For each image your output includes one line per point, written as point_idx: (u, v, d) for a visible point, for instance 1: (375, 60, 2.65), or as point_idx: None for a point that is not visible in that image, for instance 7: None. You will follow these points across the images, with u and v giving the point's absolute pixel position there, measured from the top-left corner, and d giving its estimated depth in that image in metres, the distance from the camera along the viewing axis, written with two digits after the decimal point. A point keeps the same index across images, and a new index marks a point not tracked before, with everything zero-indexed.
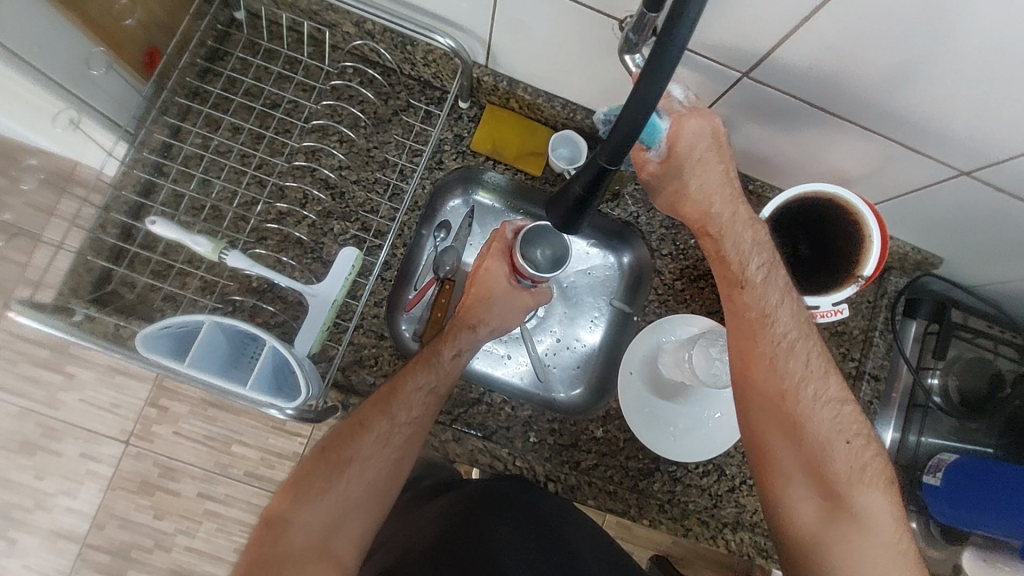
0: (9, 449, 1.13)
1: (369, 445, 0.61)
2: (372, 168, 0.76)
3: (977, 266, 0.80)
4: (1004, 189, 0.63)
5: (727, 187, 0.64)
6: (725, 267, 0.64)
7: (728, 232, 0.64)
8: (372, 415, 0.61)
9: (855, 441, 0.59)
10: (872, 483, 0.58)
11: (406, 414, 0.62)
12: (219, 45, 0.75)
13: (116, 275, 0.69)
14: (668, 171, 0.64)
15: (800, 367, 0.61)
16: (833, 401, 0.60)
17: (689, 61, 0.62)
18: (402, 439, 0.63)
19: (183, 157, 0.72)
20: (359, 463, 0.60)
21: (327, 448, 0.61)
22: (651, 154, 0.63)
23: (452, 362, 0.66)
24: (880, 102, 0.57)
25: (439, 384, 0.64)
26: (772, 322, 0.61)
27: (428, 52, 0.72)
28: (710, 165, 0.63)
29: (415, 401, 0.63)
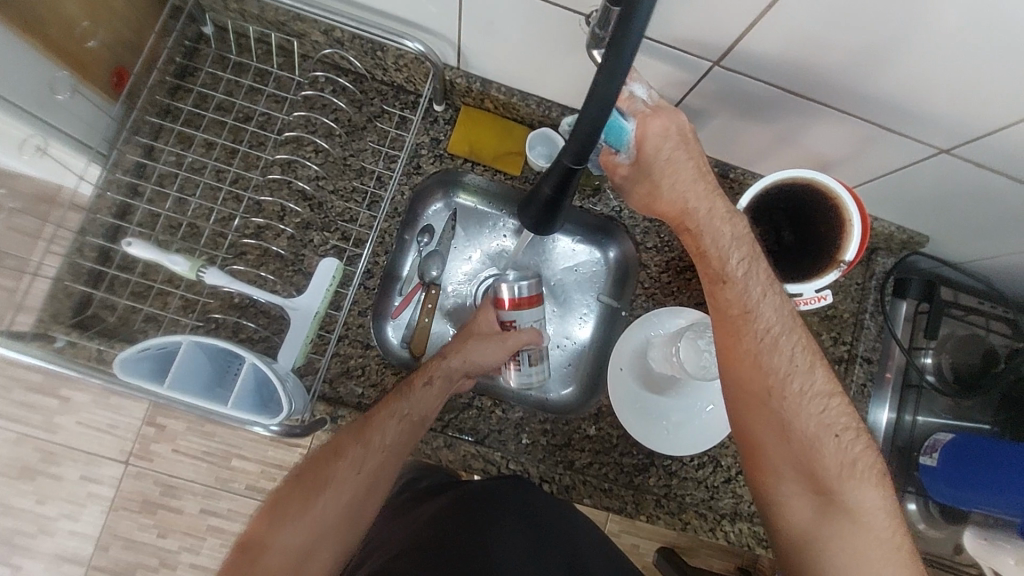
0: (10, 476, 1.12)
1: (343, 470, 0.60)
2: (349, 176, 0.75)
3: (965, 243, 0.79)
4: (984, 166, 0.62)
5: (701, 181, 0.62)
6: (704, 261, 0.62)
7: (706, 226, 0.62)
8: (348, 443, 0.62)
9: (844, 436, 0.58)
10: (863, 477, 0.57)
11: (382, 436, 0.63)
12: (188, 61, 0.74)
13: (96, 298, 0.69)
14: (641, 171, 0.64)
15: (785, 362, 0.59)
16: (819, 394, 0.59)
17: (658, 53, 0.61)
18: (380, 466, 0.62)
19: (157, 177, 0.72)
20: (334, 486, 0.59)
21: (301, 476, 0.61)
22: (621, 156, 0.64)
23: (425, 387, 0.67)
24: (854, 83, 0.57)
25: (421, 405, 0.67)
26: (755, 315, 0.59)
27: (398, 57, 0.71)
28: (682, 160, 0.61)
29: (389, 424, 0.64)
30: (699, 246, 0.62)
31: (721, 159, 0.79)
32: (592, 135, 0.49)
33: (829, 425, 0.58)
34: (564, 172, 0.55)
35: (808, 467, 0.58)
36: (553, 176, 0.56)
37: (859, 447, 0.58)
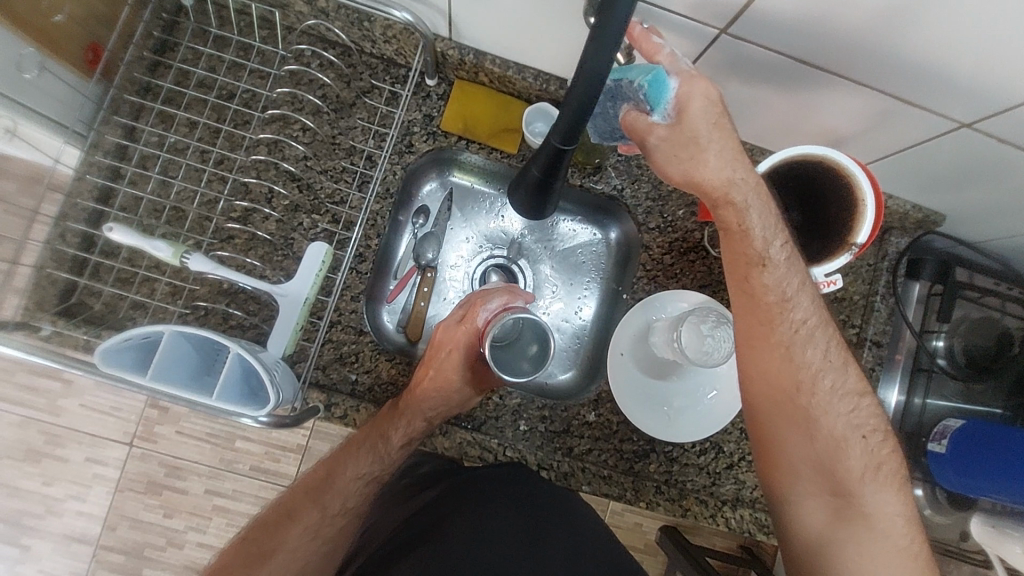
0: (16, 458, 1.13)
1: (296, 535, 0.62)
2: (338, 155, 0.72)
3: (983, 221, 0.76)
4: (1008, 141, 0.58)
5: (739, 153, 0.54)
6: (745, 242, 0.55)
7: (751, 203, 0.54)
8: (303, 503, 0.63)
9: (871, 438, 0.57)
10: (885, 484, 0.56)
11: (339, 501, 0.64)
12: (167, 35, 0.71)
13: (81, 285, 0.67)
14: (678, 139, 0.53)
15: (818, 356, 0.57)
16: (850, 393, 0.57)
17: (660, 19, 0.56)
18: (332, 532, 0.64)
19: (139, 158, 0.69)
20: (283, 553, 0.61)
21: (252, 539, 0.62)
22: (656, 118, 0.53)
23: (401, 450, 0.66)
24: (872, 52, 0.53)
25: (403, 435, 0.65)
26: (796, 309, 0.56)
27: (386, 28, 0.68)
28: (726, 125, 0.53)
29: (348, 486, 0.64)
30: (739, 232, 0.55)
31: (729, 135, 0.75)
32: (577, 118, 0.51)
33: (856, 428, 0.57)
34: (553, 153, 0.58)
35: (834, 474, 0.56)
36: (541, 156, 0.60)
37: (884, 452, 0.57)
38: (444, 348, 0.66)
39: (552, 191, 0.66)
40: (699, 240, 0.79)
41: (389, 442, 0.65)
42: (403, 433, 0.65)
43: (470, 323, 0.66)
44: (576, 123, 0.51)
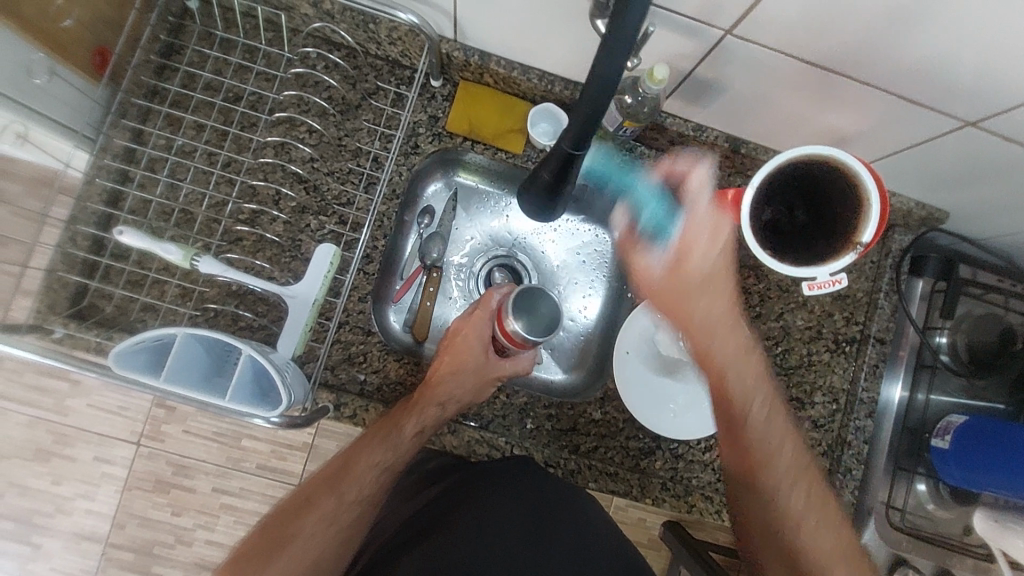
0: (25, 458, 1.14)
1: (312, 522, 0.59)
2: (344, 157, 0.73)
3: (986, 219, 0.76)
4: (1013, 139, 0.59)
5: (727, 257, 0.64)
6: (697, 325, 0.64)
7: (701, 292, 0.64)
8: (319, 490, 0.61)
9: (829, 524, 0.58)
10: (817, 527, 0.58)
11: (355, 490, 0.62)
12: (173, 38, 0.71)
13: (92, 288, 0.67)
14: (669, 288, 0.65)
15: (774, 440, 0.61)
16: (806, 479, 0.60)
17: (661, 19, 0.56)
18: (350, 521, 0.61)
19: (147, 161, 0.70)
20: (300, 541, 0.58)
21: (268, 526, 0.59)
22: (654, 259, 0.67)
23: (413, 439, 0.67)
24: (877, 52, 0.53)
25: (414, 422, 0.67)
26: (739, 362, 0.63)
27: (392, 30, 0.68)
28: (699, 220, 0.63)
29: (364, 476, 0.63)
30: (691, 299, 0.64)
31: (734, 134, 0.74)
32: (587, 123, 0.52)
33: (792, 473, 0.60)
34: (563, 158, 0.59)
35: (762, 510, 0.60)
36: (552, 162, 0.61)
37: (819, 504, 0.59)
38: (458, 339, 0.71)
39: (560, 195, 0.67)
40: None
41: (404, 433, 0.66)
42: (418, 421, 0.67)
43: (485, 307, 0.72)
44: (585, 129, 0.52)
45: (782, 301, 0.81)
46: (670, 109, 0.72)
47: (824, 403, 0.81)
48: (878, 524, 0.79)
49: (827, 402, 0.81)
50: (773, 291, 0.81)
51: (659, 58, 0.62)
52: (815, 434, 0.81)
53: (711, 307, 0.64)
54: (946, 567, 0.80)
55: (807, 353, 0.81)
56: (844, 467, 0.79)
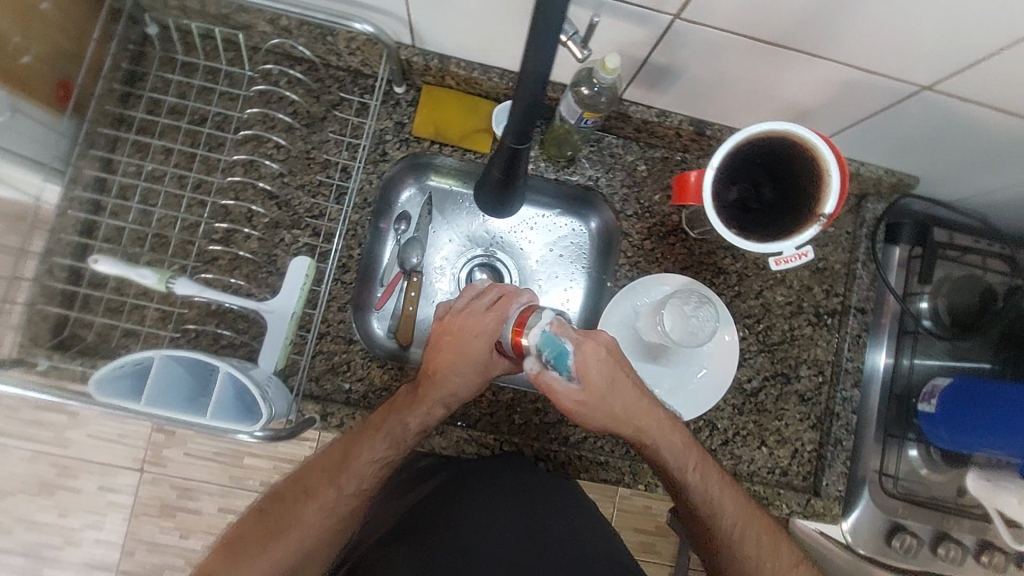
0: (29, 493, 1.15)
1: (311, 512, 0.59)
2: (313, 170, 0.73)
3: (956, 181, 0.76)
4: (970, 100, 0.59)
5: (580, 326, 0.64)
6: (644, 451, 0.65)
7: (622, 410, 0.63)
8: (318, 479, 0.61)
9: (761, 535, 0.63)
10: (775, 553, 0.62)
11: (355, 482, 0.62)
12: (135, 65, 0.72)
13: (72, 318, 0.68)
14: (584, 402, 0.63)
15: (701, 473, 0.64)
16: (735, 499, 0.64)
17: (611, 9, 0.56)
18: (348, 511, 0.61)
19: (118, 189, 0.70)
20: (299, 529, 0.59)
21: (264, 512, 0.59)
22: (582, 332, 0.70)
23: (416, 435, 0.65)
24: (826, 26, 0.52)
25: (414, 419, 0.64)
26: (682, 464, 0.64)
27: (350, 40, 0.68)
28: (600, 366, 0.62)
29: (365, 469, 0.62)
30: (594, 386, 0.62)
31: (697, 116, 0.74)
32: (524, 117, 0.53)
33: (750, 534, 0.63)
34: (510, 153, 0.60)
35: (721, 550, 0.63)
36: (500, 158, 0.62)
37: (772, 535, 0.63)
38: (462, 334, 0.65)
39: (516, 187, 0.67)
40: (677, 222, 0.81)
41: (407, 429, 0.64)
42: (420, 420, 0.65)
43: (501, 307, 0.65)
44: (525, 120, 0.53)
45: (760, 278, 0.81)
46: (632, 97, 0.73)
47: (810, 376, 0.81)
48: (870, 490, 0.79)
49: (813, 374, 0.81)
50: (750, 269, 0.81)
51: (614, 47, 0.63)
52: (803, 408, 0.81)
53: (626, 386, 0.64)
54: (943, 530, 0.80)
55: (790, 328, 0.82)
56: (836, 440, 0.79)
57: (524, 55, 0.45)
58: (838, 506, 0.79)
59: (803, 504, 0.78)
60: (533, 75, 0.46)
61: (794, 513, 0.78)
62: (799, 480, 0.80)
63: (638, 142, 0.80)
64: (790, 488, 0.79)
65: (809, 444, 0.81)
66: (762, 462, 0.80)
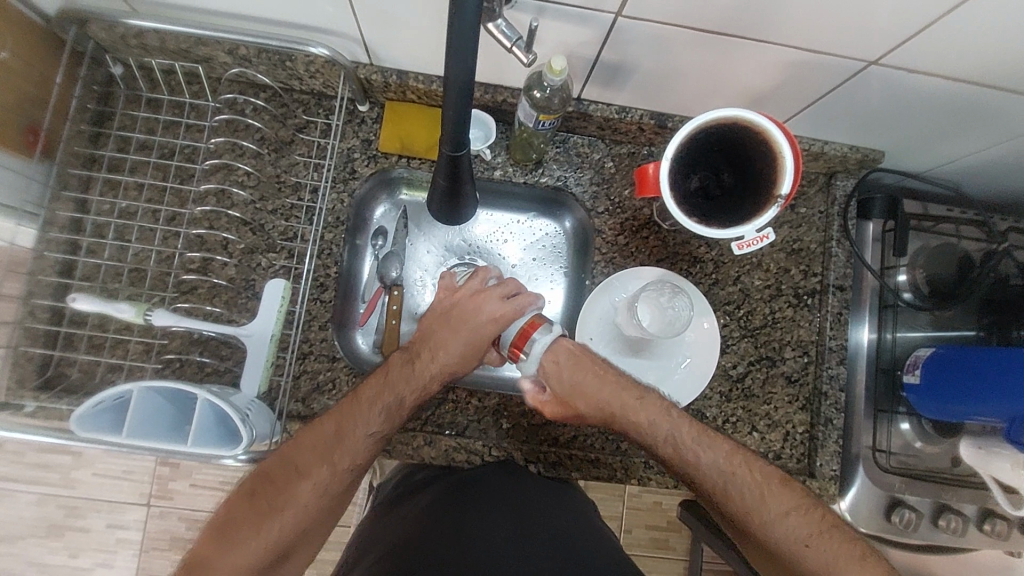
0: (39, 536, 1.15)
1: (307, 491, 0.59)
2: (284, 194, 0.75)
3: (922, 152, 0.77)
4: (921, 69, 0.59)
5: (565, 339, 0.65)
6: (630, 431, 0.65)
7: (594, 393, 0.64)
8: (309, 458, 0.59)
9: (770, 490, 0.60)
10: (766, 497, 0.60)
11: (349, 459, 0.61)
12: (102, 106, 0.74)
13: (57, 358, 0.69)
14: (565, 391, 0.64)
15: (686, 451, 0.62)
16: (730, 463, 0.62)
17: (553, 12, 0.57)
18: (343, 486, 0.61)
19: (93, 227, 0.72)
20: (293, 509, 0.58)
21: (255, 493, 0.58)
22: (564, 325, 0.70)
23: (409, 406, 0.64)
24: (767, 13, 0.53)
25: (410, 392, 0.64)
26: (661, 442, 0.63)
27: (309, 63, 0.70)
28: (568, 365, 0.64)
29: (359, 444, 0.61)
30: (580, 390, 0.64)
31: (657, 110, 0.75)
32: (457, 130, 0.54)
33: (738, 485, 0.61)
34: (449, 162, 0.61)
35: (718, 503, 0.62)
36: (441, 167, 0.63)
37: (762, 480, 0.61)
38: (470, 312, 0.67)
39: (462, 196, 0.68)
40: (649, 216, 0.81)
41: (402, 405, 0.64)
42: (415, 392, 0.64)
43: (514, 304, 0.65)
44: (457, 129, 0.53)
45: (736, 265, 0.82)
46: (590, 96, 0.74)
47: (795, 357, 0.81)
48: (866, 467, 0.79)
49: (797, 355, 0.81)
50: (725, 256, 0.82)
51: (564, 48, 0.64)
52: (791, 390, 0.81)
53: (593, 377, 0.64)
54: (945, 502, 0.79)
55: (770, 312, 0.82)
56: (826, 419, 0.79)
57: (445, 68, 0.45)
58: (835, 485, 0.79)
59: (798, 486, 0.78)
60: (458, 86, 0.47)
61: None
62: (794, 462, 0.80)
63: (603, 139, 0.81)
64: (785, 471, 0.79)
65: (800, 425, 0.80)
66: (754, 447, 0.79)
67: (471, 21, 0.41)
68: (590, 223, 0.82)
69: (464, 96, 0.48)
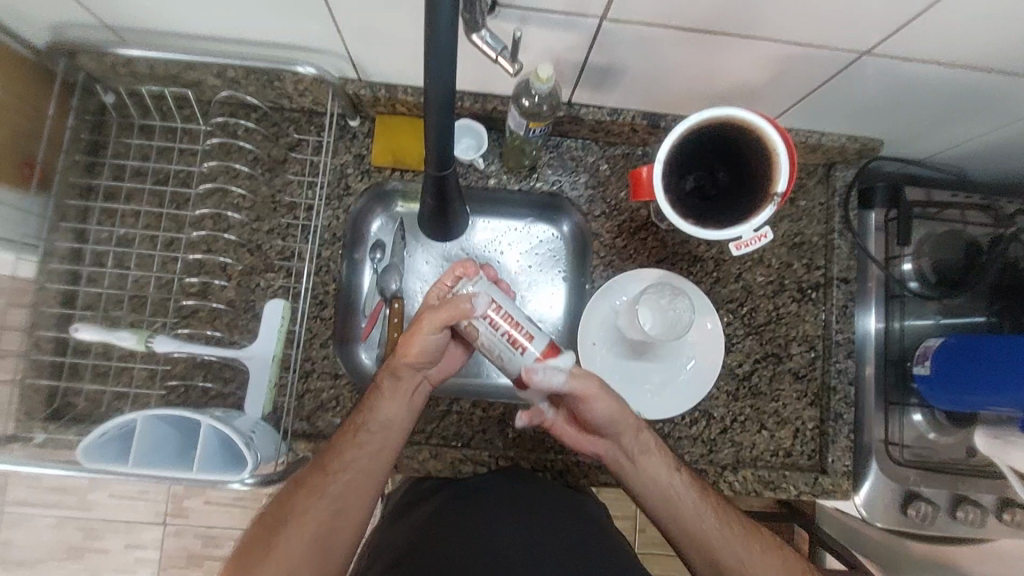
0: (58, 559, 1.16)
1: (297, 530, 0.57)
2: (280, 213, 0.75)
3: (922, 138, 0.75)
4: (914, 57, 0.58)
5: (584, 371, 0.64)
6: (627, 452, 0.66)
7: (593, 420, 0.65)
8: (311, 479, 0.60)
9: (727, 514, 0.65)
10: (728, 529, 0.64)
11: (337, 491, 0.59)
12: (96, 135, 0.74)
13: (62, 388, 0.69)
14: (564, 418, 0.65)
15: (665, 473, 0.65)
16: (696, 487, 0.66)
17: (536, 20, 0.56)
18: (333, 523, 0.59)
19: (93, 256, 0.72)
20: (284, 547, 0.57)
21: (258, 532, 0.58)
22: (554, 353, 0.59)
23: (398, 435, 0.63)
24: (753, 9, 0.52)
25: (395, 419, 0.63)
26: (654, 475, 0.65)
27: (297, 82, 0.70)
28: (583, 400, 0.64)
29: (347, 476, 0.60)
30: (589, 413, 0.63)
31: (649, 110, 0.75)
32: (441, 148, 0.53)
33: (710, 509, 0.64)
34: (435, 181, 0.60)
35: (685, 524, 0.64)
36: (428, 186, 0.62)
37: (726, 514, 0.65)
38: (429, 347, 0.63)
39: (451, 213, 0.68)
40: (646, 217, 0.81)
41: (390, 435, 0.63)
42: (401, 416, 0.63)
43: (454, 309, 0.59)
44: (441, 149, 0.53)
45: (737, 262, 0.81)
46: (581, 100, 0.73)
47: (802, 352, 0.80)
48: (880, 461, 0.77)
49: (804, 351, 0.80)
50: (726, 254, 0.81)
51: (550, 55, 0.63)
52: (799, 385, 0.80)
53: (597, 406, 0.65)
54: (962, 493, 0.78)
55: (775, 308, 0.81)
56: (836, 414, 0.78)
57: (423, 86, 0.45)
58: (848, 481, 0.77)
59: (811, 483, 0.77)
60: (438, 104, 0.46)
61: (802, 493, 0.77)
62: (805, 459, 0.79)
63: (597, 142, 0.81)
64: (796, 469, 0.78)
65: (810, 421, 0.79)
66: (764, 446, 0.79)
67: (447, 41, 0.40)
68: (589, 224, 0.81)
69: (445, 111, 0.47)
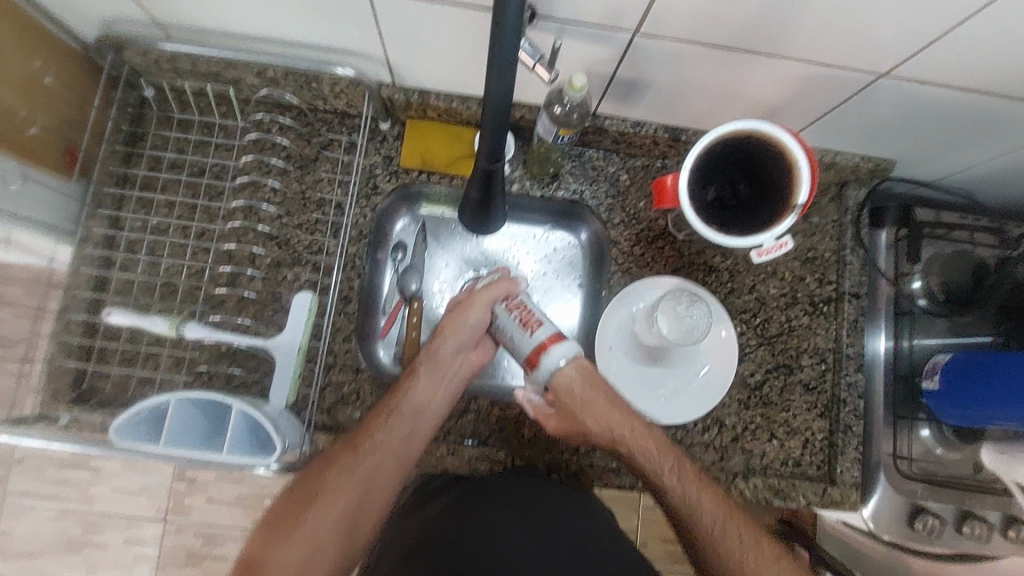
0: (56, 552, 1.16)
1: (327, 503, 0.58)
2: (310, 209, 0.77)
3: (935, 160, 0.78)
4: (929, 81, 0.61)
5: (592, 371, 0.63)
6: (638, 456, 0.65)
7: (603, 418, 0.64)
8: (343, 456, 0.61)
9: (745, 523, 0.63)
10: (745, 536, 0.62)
11: (370, 468, 0.60)
12: (135, 126, 0.77)
13: (89, 371, 0.71)
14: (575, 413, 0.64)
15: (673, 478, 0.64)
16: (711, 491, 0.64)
17: (573, 32, 0.59)
18: (360, 500, 0.59)
19: (126, 244, 0.74)
20: (315, 519, 0.57)
21: (288, 506, 0.59)
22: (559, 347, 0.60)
23: (433, 414, 0.65)
24: (782, 28, 0.55)
25: (429, 403, 0.65)
26: (673, 495, 0.63)
27: (334, 84, 0.72)
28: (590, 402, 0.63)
29: (380, 454, 0.61)
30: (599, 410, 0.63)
31: (671, 124, 0.77)
32: (494, 142, 0.55)
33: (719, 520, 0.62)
34: (484, 174, 0.63)
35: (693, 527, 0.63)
36: (475, 179, 0.65)
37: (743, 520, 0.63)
38: (470, 330, 0.67)
39: (494, 208, 0.70)
40: (664, 227, 0.83)
41: (423, 414, 0.64)
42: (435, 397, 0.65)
43: (506, 289, 0.66)
44: (494, 143, 0.55)
45: (752, 274, 0.83)
46: (606, 112, 0.76)
47: (812, 364, 0.82)
48: (887, 474, 0.79)
49: (815, 363, 0.82)
50: (740, 265, 0.83)
51: (582, 66, 0.66)
52: (809, 397, 0.81)
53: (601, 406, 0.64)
54: (968, 509, 0.79)
55: (787, 320, 0.83)
56: (846, 425, 0.79)
57: (487, 83, 0.47)
58: (856, 493, 0.78)
59: (820, 493, 0.78)
60: (497, 102, 0.49)
61: (811, 503, 0.78)
62: (814, 470, 0.80)
63: (618, 153, 0.83)
64: (804, 478, 0.79)
65: (819, 433, 0.81)
66: (775, 455, 0.80)
67: (504, 43, 0.43)
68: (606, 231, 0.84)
69: (504, 108, 0.49)
